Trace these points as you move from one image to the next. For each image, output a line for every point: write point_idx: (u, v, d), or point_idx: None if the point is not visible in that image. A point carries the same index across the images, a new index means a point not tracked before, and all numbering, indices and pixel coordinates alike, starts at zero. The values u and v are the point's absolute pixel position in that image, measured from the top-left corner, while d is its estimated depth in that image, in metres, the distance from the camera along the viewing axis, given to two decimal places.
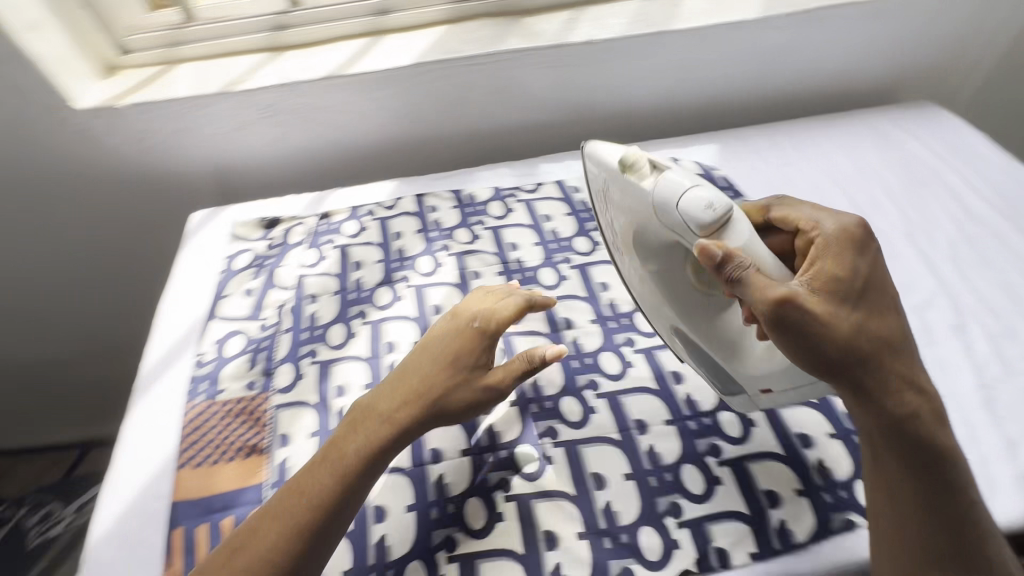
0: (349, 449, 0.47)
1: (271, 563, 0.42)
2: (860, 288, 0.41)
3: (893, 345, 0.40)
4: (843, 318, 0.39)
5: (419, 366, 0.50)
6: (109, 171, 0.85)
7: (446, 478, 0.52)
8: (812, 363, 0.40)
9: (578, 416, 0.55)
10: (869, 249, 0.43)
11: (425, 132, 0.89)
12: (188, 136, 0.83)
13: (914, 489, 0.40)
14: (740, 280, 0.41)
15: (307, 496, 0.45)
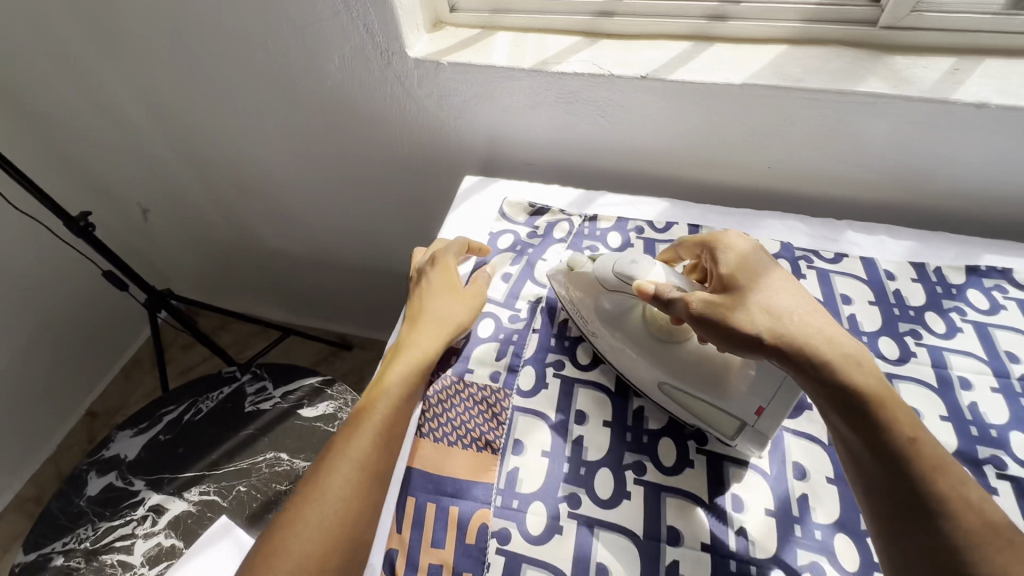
0: (397, 372, 0.53)
1: (354, 474, 0.46)
2: (752, 277, 0.49)
3: (800, 325, 0.46)
4: (750, 309, 0.47)
5: (422, 301, 0.61)
6: (305, 118, 0.89)
7: (518, 475, 0.51)
8: (749, 348, 0.47)
9: (671, 466, 0.52)
10: (754, 253, 0.52)
11: (596, 154, 0.80)
12: (375, 98, 0.82)
13: (910, 507, 0.39)
14: (669, 299, 0.50)
15: (367, 417, 0.50)
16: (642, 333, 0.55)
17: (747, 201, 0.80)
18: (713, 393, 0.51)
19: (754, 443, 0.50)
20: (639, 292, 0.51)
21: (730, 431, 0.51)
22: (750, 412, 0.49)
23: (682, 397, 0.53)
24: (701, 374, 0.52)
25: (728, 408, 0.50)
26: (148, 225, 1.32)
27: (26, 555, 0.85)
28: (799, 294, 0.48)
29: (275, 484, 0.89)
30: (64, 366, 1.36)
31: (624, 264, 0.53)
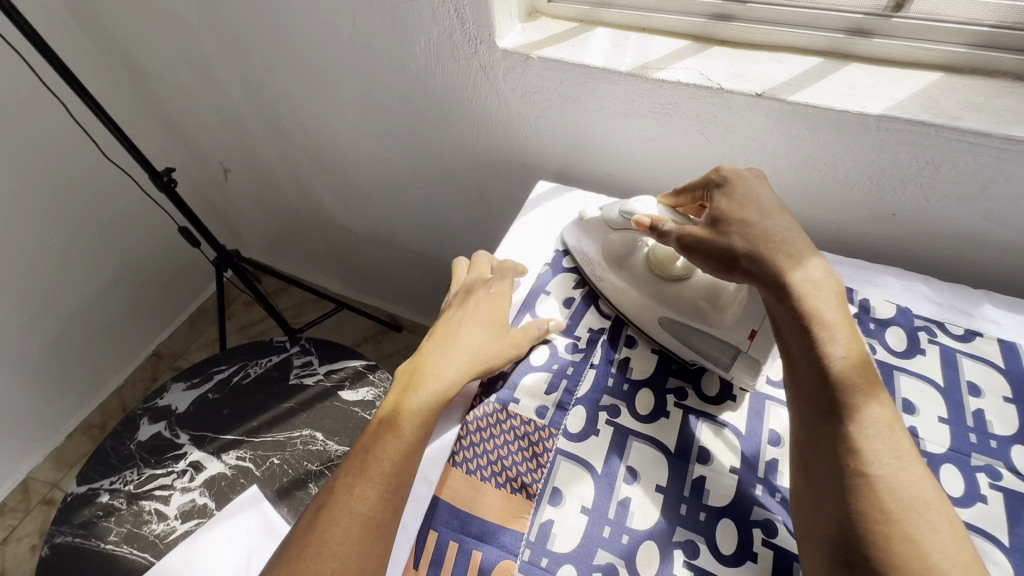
0: (410, 413, 0.52)
1: (358, 524, 0.46)
2: (743, 204, 0.50)
3: (771, 245, 0.47)
4: (730, 235, 0.49)
5: (456, 329, 0.59)
6: (385, 95, 0.87)
7: (552, 526, 0.47)
8: (720, 268, 0.50)
9: (730, 556, 0.45)
10: (750, 179, 0.52)
11: (683, 175, 0.72)
12: (455, 83, 0.78)
13: (826, 415, 0.41)
14: (665, 230, 0.54)
15: (377, 462, 0.49)
16: (643, 269, 0.59)
17: (856, 248, 0.69)
18: (705, 321, 0.55)
19: (747, 370, 0.52)
20: (637, 225, 0.56)
21: (726, 357, 0.53)
22: (744, 337, 0.53)
23: (682, 333, 0.56)
24: (699, 305, 0.56)
25: (720, 335, 0.54)
26: (227, 184, 1.36)
27: (78, 487, 0.90)
28: (786, 222, 0.49)
29: (306, 463, 0.89)
30: (139, 307, 1.45)
31: (629, 203, 0.58)
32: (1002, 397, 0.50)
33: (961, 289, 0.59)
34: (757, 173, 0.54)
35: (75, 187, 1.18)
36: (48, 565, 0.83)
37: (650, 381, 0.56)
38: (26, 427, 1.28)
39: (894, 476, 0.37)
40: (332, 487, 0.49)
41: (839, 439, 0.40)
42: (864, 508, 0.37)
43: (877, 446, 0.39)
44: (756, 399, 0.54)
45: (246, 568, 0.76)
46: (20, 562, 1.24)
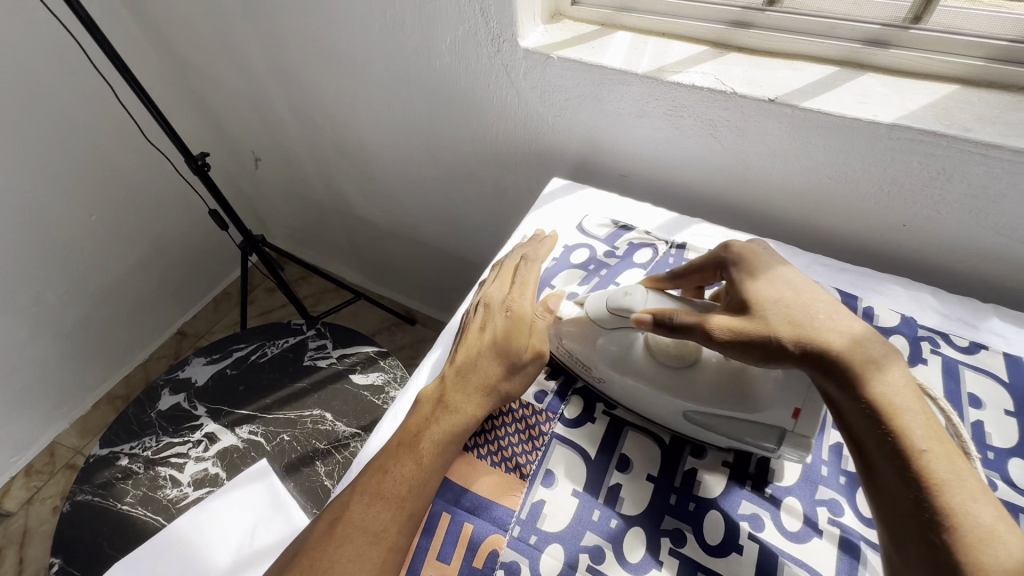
0: (430, 437, 0.48)
1: (377, 548, 0.44)
2: (765, 283, 0.47)
3: (815, 326, 0.43)
4: (769, 325, 0.44)
5: (476, 343, 0.53)
6: (410, 89, 0.90)
7: (542, 506, 0.48)
8: (764, 358, 0.44)
9: (716, 545, 0.45)
10: (763, 253, 0.50)
11: (696, 177, 0.73)
12: (477, 80, 0.80)
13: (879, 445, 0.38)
14: (674, 323, 0.47)
15: (392, 485, 0.46)
16: (649, 365, 0.51)
17: (865, 257, 0.69)
18: (745, 409, 0.47)
19: (796, 450, 0.47)
20: (638, 325, 0.49)
21: (771, 441, 0.47)
22: (788, 416, 0.46)
23: (711, 423, 0.49)
24: (725, 394, 0.48)
25: (766, 420, 0.46)
26: (256, 172, 1.42)
27: (99, 450, 0.95)
28: (823, 300, 0.45)
29: (315, 441, 0.92)
30: (167, 286, 1.51)
31: (617, 298, 0.52)
32: (1005, 410, 0.50)
33: (969, 301, 0.58)
34: (762, 245, 0.52)
35: (114, 166, 1.24)
36: (69, 520, 0.87)
37: None
38: (56, 393, 1.35)
39: (952, 490, 0.35)
40: (345, 508, 0.46)
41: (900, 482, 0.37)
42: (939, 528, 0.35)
43: (926, 455, 0.37)
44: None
45: (251, 538, 0.78)
46: (43, 521, 1.30)
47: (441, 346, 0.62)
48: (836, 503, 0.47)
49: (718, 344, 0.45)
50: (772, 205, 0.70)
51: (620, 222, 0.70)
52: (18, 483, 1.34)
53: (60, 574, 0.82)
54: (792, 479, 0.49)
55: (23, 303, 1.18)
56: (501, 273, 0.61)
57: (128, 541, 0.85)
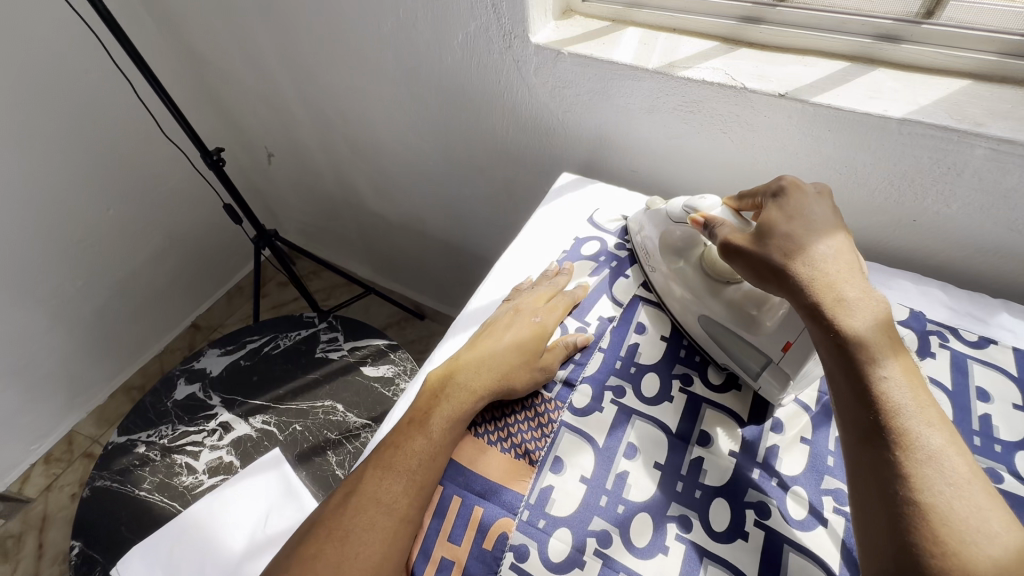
0: (440, 415, 0.52)
1: (386, 517, 0.47)
2: (788, 219, 0.49)
3: (807, 256, 0.46)
4: (768, 248, 0.48)
5: (498, 336, 0.57)
6: (422, 85, 0.91)
7: (551, 491, 0.49)
8: (761, 279, 0.49)
9: (721, 531, 0.46)
10: (809, 194, 0.51)
11: (706, 173, 0.74)
12: (489, 76, 0.81)
13: (878, 446, 0.38)
14: (714, 232, 0.54)
15: (403, 458, 0.50)
16: (695, 273, 0.58)
17: (875, 253, 0.69)
18: (745, 328, 0.54)
19: (776, 380, 0.51)
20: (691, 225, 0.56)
21: (756, 365, 0.53)
22: (777, 349, 0.51)
23: (718, 333, 0.56)
24: (735, 310, 0.55)
25: (757, 343, 0.53)
26: (269, 167, 1.44)
27: (118, 437, 0.97)
28: (839, 241, 0.47)
29: (326, 431, 0.94)
30: (182, 279, 1.54)
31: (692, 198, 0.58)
32: (1015, 404, 0.50)
33: (979, 297, 0.58)
34: (818, 187, 0.52)
35: (131, 161, 1.27)
36: (89, 505, 0.90)
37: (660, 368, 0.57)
38: (74, 383, 1.38)
39: (945, 505, 0.35)
40: (359, 482, 0.49)
41: (890, 461, 0.37)
42: (913, 532, 0.35)
43: (924, 465, 0.36)
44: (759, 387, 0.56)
45: (264, 525, 0.80)
46: (61, 508, 1.34)
47: (452, 337, 0.63)
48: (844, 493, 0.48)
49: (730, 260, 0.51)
50: None
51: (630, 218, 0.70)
52: (37, 470, 1.37)
53: (80, 556, 0.84)
54: (798, 468, 0.50)
55: (43, 294, 1.21)
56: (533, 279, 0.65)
57: (145, 525, 0.87)
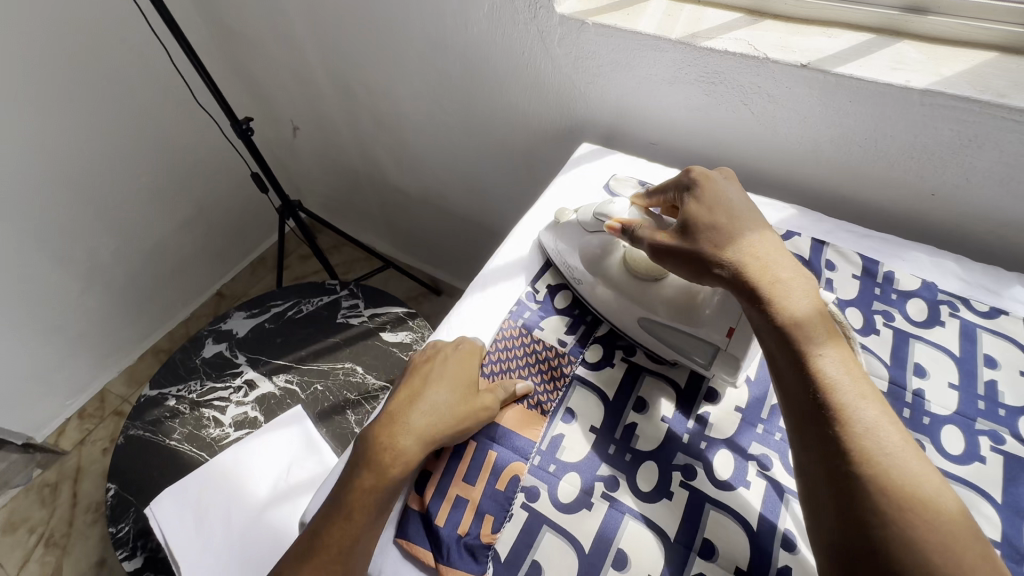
0: (362, 487, 0.47)
1: None
2: (709, 208, 0.52)
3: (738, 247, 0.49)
4: (697, 243, 0.50)
5: (426, 391, 0.52)
6: (446, 57, 0.93)
7: (562, 438, 0.52)
8: (694, 273, 0.51)
9: (724, 480, 0.48)
10: (717, 181, 0.55)
11: (726, 146, 0.74)
12: (512, 47, 0.82)
13: (818, 423, 0.39)
14: (636, 233, 0.55)
15: (327, 538, 0.46)
16: (621, 276, 0.58)
17: (892, 226, 0.70)
18: (687, 321, 0.54)
19: (725, 369, 0.52)
20: (609, 229, 0.58)
21: (703, 355, 0.53)
22: (721, 335, 0.52)
23: (655, 327, 0.55)
24: (681, 306, 0.55)
25: (701, 333, 0.53)
26: (293, 141, 1.47)
27: (150, 391, 1.02)
28: (754, 226, 0.51)
29: (346, 391, 0.98)
30: (209, 248, 1.59)
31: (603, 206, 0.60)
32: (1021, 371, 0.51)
33: (993, 269, 0.59)
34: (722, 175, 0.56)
35: (163, 130, 1.31)
36: (123, 451, 0.95)
37: None
38: (106, 344, 1.45)
39: (885, 472, 0.36)
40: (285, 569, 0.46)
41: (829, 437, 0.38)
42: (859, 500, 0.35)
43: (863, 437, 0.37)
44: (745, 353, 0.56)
45: (287, 475, 0.84)
46: (94, 461, 1.41)
47: (473, 295, 0.62)
48: None
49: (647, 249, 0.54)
50: (800, 174, 0.71)
51: (646, 184, 0.69)
52: (72, 424, 1.45)
53: (116, 497, 0.90)
54: None
55: (78, 256, 1.27)
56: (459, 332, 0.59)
57: (176, 471, 0.92)
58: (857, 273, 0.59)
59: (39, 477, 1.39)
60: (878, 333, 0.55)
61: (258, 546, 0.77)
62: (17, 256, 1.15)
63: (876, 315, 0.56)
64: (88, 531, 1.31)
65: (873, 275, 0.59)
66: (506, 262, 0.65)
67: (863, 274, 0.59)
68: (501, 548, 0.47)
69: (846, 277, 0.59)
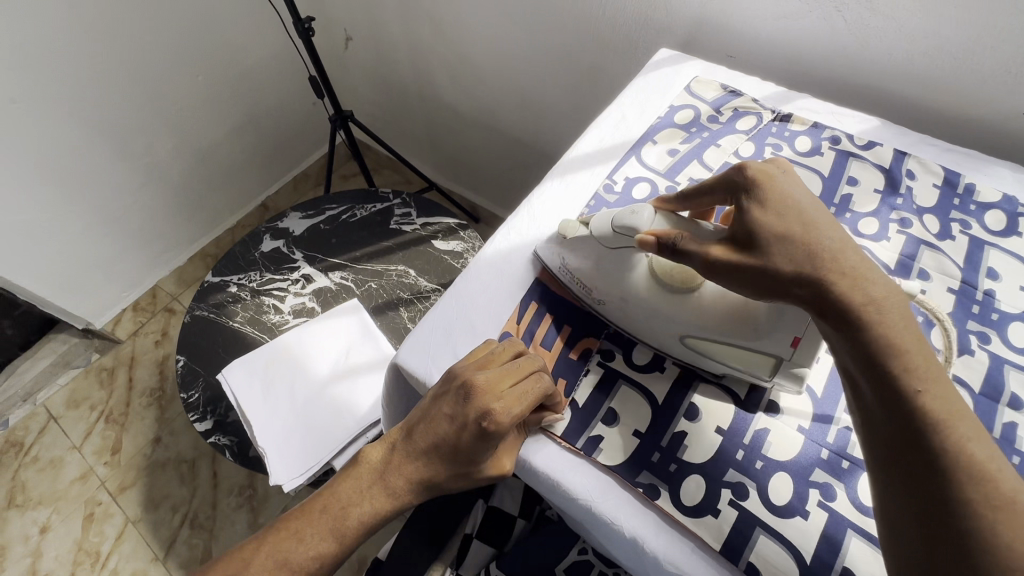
0: (369, 519, 0.49)
1: None
2: (775, 212, 0.42)
3: (824, 262, 0.40)
4: (771, 258, 0.41)
5: (452, 452, 0.47)
6: None
7: None
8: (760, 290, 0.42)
9: None
10: (779, 178, 0.44)
11: (812, 58, 0.73)
12: None
13: (910, 472, 0.35)
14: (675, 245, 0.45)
15: (320, 540, 0.49)
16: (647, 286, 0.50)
17: (975, 147, 0.69)
18: (744, 335, 0.46)
19: (790, 379, 0.47)
20: (642, 246, 0.46)
21: (766, 371, 0.47)
22: (785, 346, 0.45)
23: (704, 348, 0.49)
24: (732, 320, 0.47)
25: (762, 345, 0.46)
26: (345, 53, 1.46)
27: (211, 277, 1.06)
28: (835, 231, 0.41)
29: (399, 291, 1.02)
30: (257, 158, 1.61)
31: (622, 216, 0.48)
32: None
33: None
34: (779, 167, 0.46)
35: (221, 28, 1.31)
36: (190, 329, 1.01)
37: None
38: (159, 242, 1.50)
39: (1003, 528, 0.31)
40: (279, 533, 0.50)
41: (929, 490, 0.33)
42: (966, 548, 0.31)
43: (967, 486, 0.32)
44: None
45: (346, 356, 0.89)
46: (146, 351, 1.49)
47: (553, 180, 0.64)
48: None
49: (719, 267, 0.43)
50: (886, 89, 0.70)
51: (729, 88, 0.69)
52: (127, 316, 1.52)
53: (185, 368, 0.97)
54: None
55: (137, 150, 1.30)
56: (510, 373, 0.47)
57: (240, 350, 0.98)
58: (937, 182, 0.60)
59: (97, 361, 1.47)
60: (954, 239, 0.56)
61: (322, 415, 0.84)
62: (81, 141, 1.19)
63: (953, 222, 0.57)
64: (144, 413, 1.40)
65: (953, 186, 0.59)
66: (585, 152, 0.66)
67: (943, 184, 0.59)
68: (573, 414, 0.51)
69: (927, 187, 0.59)
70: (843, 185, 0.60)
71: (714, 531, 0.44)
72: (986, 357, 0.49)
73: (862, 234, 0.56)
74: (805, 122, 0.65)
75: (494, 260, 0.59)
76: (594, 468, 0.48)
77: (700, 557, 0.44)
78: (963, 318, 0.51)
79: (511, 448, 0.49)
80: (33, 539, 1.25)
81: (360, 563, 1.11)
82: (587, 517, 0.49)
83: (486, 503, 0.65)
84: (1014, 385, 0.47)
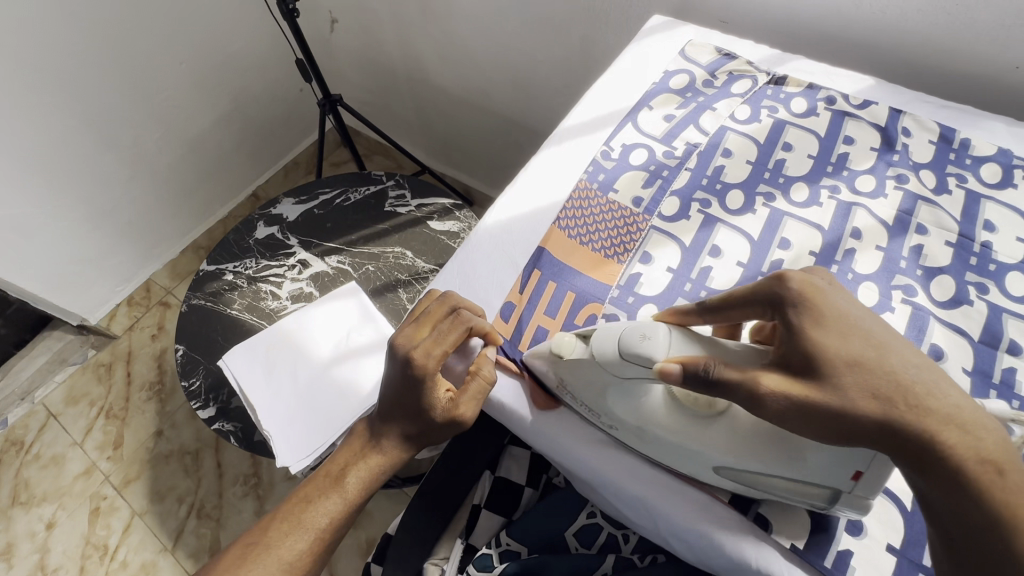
0: (364, 469, 0.54)
1: (305, 546, 0.52)
2: (842, 338, 0.39)
3: (911, 403, 0.37)
4: (847, 392, 0.37)
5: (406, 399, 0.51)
6: None
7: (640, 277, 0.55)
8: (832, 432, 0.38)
9: None
10: (827, 293, 0.41)
11: (805, 19, 0.72)
12: None
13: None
14: (710, 375, 0.39)
15: (323, 502, 0.53)
16: (667, 415, 0.44)
17: (969, 103, 0.69)
18: (796, 467, 0.41)
19: (852, 509, 0.42)
20: (664, 375, 0.40)
21: (823, 500, 0.42)
22: (845, 479, 0.40)
23: (749, 478, 0.43)
24: (773, 446, 0.42)
25: (819, 479, 0.41)
26: (331, 36, 1.43)
27: (206, 266, 1.05)
28: (919, 359, 0.39)
29: (397, 273, 1.02)
30: (245, 148, 1.59)
31: (631, 341, 0.42)
32: None
33: None
34: (823, 278, 0.43)
35: (203, 15, 1.28)
36: (187, 318, 1.00)
37: (767, 175, 0.59)
38: (151, 236, 1.48)
39: None
40: (286, 506, 0.54)
41: None
42: None
43: None
44: (810, 196, 0.57)
45: (347, 338, 0.89)
46: (143, 345, 1.47)
47: (549, 149, 0.64)
48: (914, 289, 0.51)
49: (772, 412, 0.38)
50: (879, 46, 0.70)
51: (723, 51, 0.68)
52: (122, 311, 1.51)
53: (185, 356, 0.96)
54: (873, 268, 0.52)
55: (124, 142, 1.28)
56: (424, 324, 0.50)
57: (240, 336, 0.98)
58: (933, 138, 0.60)
59: (94, 357, 1.46)
60: (951, 193, 0.56)
61: (324, 397, 0.83)
62: (67, 135, 1.17)
63: (949, 177, 0.57)
64: (144, 407, 1.39)
65: (949, 141, 0.59)
66: (581, 121, 0.65)
67: (939, 140, 0.60)
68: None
69: (924, 143, 0.59)
70: (840, 144, 0.60)
71: (724, 483, 0.47)
72: (985, 306, 0.50)
73: (860, 192, 0.57)
74: (801, 82, 0.65)
75: (492, 231, 0.59)
76: (603, 430, 0.50)
77: (715, 509, 0.46)
78: (961, 270, 0.52)
79: (470, 397, 0.50)
80: (40, 535, 1.25)
81: (369, 543, 1.12)
82: (598, 480, 0.49)
83: (494, 474, 0.65)
84: (1011, 332, 0.48)
